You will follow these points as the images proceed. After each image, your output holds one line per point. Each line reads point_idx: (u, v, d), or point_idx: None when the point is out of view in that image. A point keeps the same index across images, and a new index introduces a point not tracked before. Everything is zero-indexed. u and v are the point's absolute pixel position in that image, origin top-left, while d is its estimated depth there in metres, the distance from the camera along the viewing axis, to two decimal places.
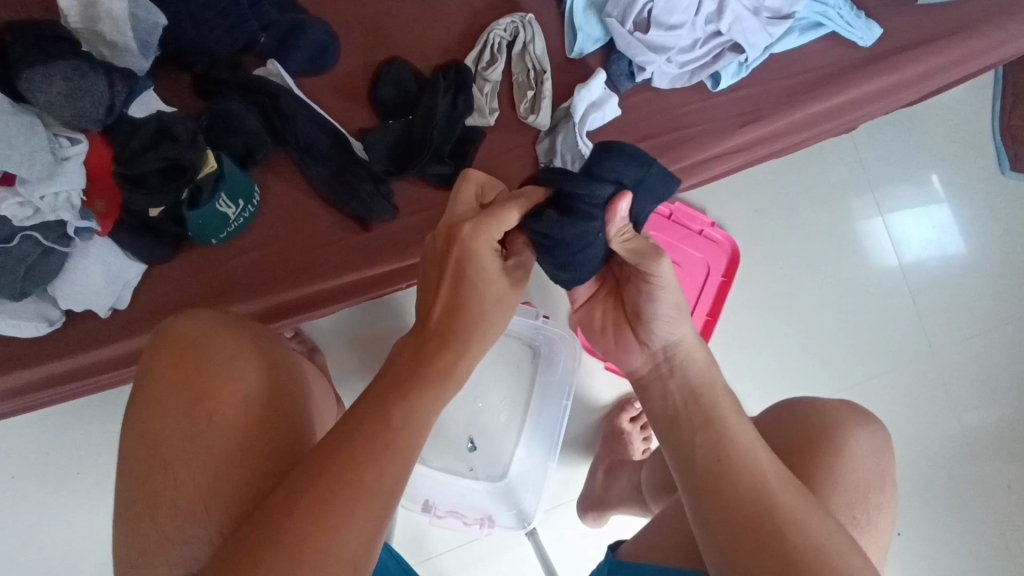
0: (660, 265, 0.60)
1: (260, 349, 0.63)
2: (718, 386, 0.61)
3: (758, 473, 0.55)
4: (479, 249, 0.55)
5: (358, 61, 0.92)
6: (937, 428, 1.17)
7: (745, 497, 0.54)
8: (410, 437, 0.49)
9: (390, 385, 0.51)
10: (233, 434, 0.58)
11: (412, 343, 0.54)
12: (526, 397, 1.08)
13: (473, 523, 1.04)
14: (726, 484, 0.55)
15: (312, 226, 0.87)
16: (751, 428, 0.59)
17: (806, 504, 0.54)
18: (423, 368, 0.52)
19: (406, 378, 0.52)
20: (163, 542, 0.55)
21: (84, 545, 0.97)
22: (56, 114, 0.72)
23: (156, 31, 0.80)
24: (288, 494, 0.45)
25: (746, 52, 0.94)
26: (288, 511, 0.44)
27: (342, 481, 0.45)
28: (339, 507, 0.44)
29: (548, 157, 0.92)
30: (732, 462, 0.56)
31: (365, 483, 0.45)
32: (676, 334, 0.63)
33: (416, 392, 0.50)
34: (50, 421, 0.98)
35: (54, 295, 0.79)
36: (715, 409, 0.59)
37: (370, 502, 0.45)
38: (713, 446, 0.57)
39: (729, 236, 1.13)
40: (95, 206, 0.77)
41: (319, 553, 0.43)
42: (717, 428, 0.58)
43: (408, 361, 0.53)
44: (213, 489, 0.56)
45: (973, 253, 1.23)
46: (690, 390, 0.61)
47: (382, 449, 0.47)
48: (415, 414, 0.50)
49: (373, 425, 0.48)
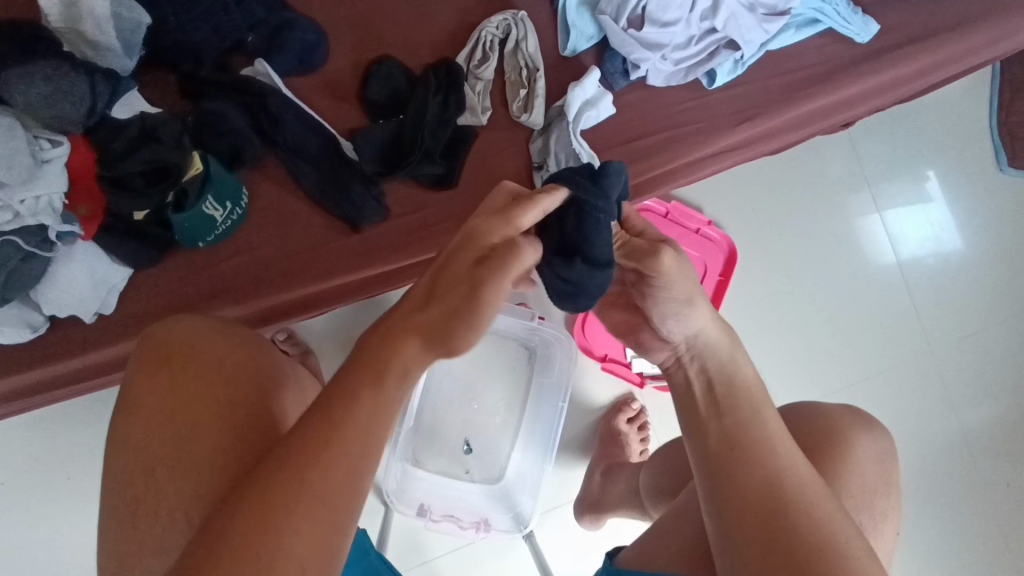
0: (661, 263, 0.56)
1: (243, 349, 0.62)
2: (740, 372, 0.60)
3: (775, 468, 0.55)
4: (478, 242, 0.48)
5: (348, 59, 0.91)
6: (937, 426, 1.16)
7: (757, 492, 0.54)
8: (371, 439, 0.47)
9: (346, 381, 0.47)
10: (206, 434, 0.57)
11: (378, 337, 0.48)
12: (523, 397, 1.07)
13: (468, 527, 1.02)
14: (737, 476, 0.55)
15: (301, 225, 0.86)
16: (771, 419, 0.58)
17: (826, 505, 0.53)
18: (382, 366, 0.47)
19: (358, 372, 0.47)
20: (144, 547, 0.54)
21: (73, 553, 0.96)
22: (33, 115, 0.70)
23: (139, 30, 0.79)
24: (237, 499, 0.44)
25: (742, 49, 0.93)
26: (242, 511, 0.44)
27: (284, 484, 0.44)
28: (292, 514, 0.43)
29: (542, 156, 0.91)
30: (747, 455, 0.56)
31: (318, 487, 0.44)
32: (697, 324, 0.59)
33: (361, 387, 0.47)
34: (38, 428, 0.96)
35: (38, 300, 0.77)
36: (738, 396, 0.58)
37: (326, 507, 0.44)
38: (729, 434, 0.57)
39: (726, 235, 1.11)
40: (78, 210, 0.75)
41: (265, 560, 0.42)
42: (737, 416, 0.57)
43: (359, 353, 0.48)
44: (188, 493, 0.55)
45: (972, 250, 1.22)
46: (710, 378, 0.60)
47: (325, 451, 0.45)
48: (365, 414, 0.46)
49: (328, 429, 0.46)
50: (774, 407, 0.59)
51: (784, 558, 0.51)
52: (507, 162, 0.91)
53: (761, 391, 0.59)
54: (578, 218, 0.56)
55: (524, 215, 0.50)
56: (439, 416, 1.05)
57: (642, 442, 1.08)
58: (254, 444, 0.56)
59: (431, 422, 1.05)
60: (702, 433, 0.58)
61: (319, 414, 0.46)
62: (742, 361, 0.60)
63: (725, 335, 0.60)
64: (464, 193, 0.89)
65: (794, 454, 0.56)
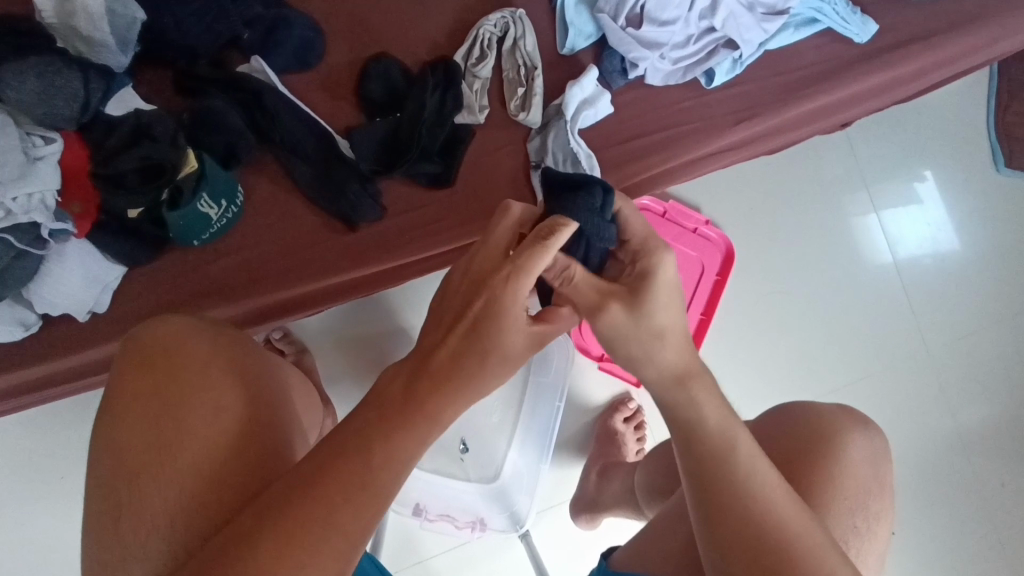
0: (601, 322, 0.55)
1: (238, 359, 0.62)
2: (703, 417, 0.54)
3: (749, 521, 0.52)
4: (516, 312, 0.51)
5: (345, 56, 0.90)
6: (931, 425, 1.16)
7: (734, 528, 0.52)
8: (389, 477, 0.46)
9: (383, 413, 0.48)
10: (208, 449, 0.56)
11: (407, 370, 0.50)
12: (519, 398, 1.06)
13: (463, 527, 1.03)
14: (717, 511, 0.53)
15: (297, 228, 0.86)
16: (745, 442, 0.54)
17: (803, 540, 0.51)
18: (414, 409, 0.48)
19: (392, 407, 0.48)
20: (124, 555, 0.53)
21: (67, 551, 0.96)
22: (27, 113, 0.70)
23: (134, 26, 0.78)
24: (258, 527, 0.44)
25: (740, 48, 0.92)
26: (256, 543, 0.43)
27: (314, 516, 0.44)
28: (308, 544, 0.43)
29: (540, 155, 0.90)
30: (720, 506, 0.53)
31: (337, 520, 0.45)
32: (642, 374, 0.56)
33: (395, 425, 0.48)
34: (31, 425, 0.96)
35: (30, 298, 0.77)
36: (701, 441, 0.54)
37: (347, 542, 0.45)
38: (697, 477, 0.54)
39: (723, 234, 1.11)
40: (71, 207, 0.74)
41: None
42: (706, 447, 0.54)
43: (389, 391, 0.49)
44: (180, 505, 0.54)
45: (968, 250, 1.22)
46: (671, 420, 0.56)
47: (351, 481, 0.45)
48: (396, 453, 0.47)
49: (351, 461, 0.46)
50: (745, 443, 0.54)
51: None
52: (504, 161, 0.90)
53: (731, 429, 0.54)
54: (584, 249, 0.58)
55: (555, 242, 0.51)
56: None
57: (639, 442, 1.08)
58: (259, 469, 0.56)
59: None
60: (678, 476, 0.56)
61: (355, 447, 0.46)
62: (704, 408, 0.54)
63: (672, 382, 0.55)
64: (461, 192, 0.88)
65: (769, 495, 0.53)
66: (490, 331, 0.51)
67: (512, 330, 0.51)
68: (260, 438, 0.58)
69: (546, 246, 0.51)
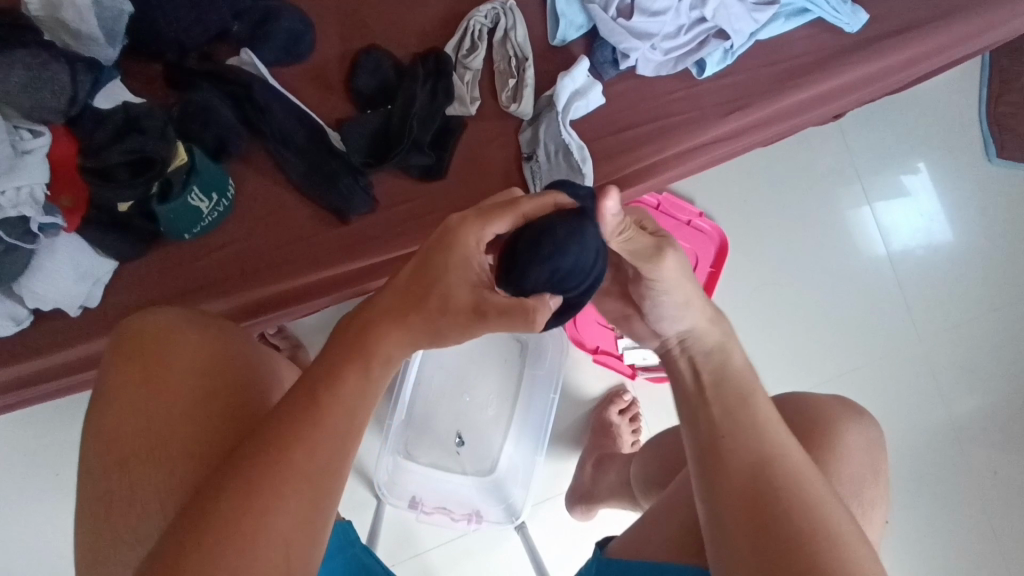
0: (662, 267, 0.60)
1: (220, 339, 0.61)
2: (730, 359, 0.62)
3: (765, 450, 0.56)
4: (463, 253, 0.53)
5: (335, 49, 0.90)
6: (925, 414, 1.16)
7: (743, 476, 0.56)
8: (345, 421, 0.48)
9: (333, 363, 0.49)
10: (190, 427, 0.56)
11: (357, 317, 0.51)
12: (515, 390, 1.07)
13: (461, 519, 1.02)
14: (727, 461, 0.57)
15: (284, 212, 0.86)
16: (765, 403, 0.59)
17: (813, 491, 0.54)
18: (360, 352, 0.49)
19: (345, 355, 0.49)
20: (118, 541, 0.54)
21: (62, 548, 0.95)
22: (13, 105, 0.69)
23: (121, 19, 0.79)
24: (221, 481, 0.45)
25: (731, 38, 0.92)
26: (217, 497, 0.44)
27: (270, 461, 0.45)
28: (267, 491, 0.44)
29: (532, 147, 0.90)
30: (736, 440, 0.57)
31: (295, 464, 0.45)
32: (687, 323, 0.63)
33: (347, 370, 0.49)
34: (27, 423, 0.96)
35: (20, 294, 0.76)
36: (727, 384, 0.61)
37: (310, 487, 0.45)
38: (713, 429, 0.59)
39: (717, 226, 1.12)
40: (60, 201, 0.74)
41: (253, 539, 0.43)
42: (726, 403, 0.59)
43: (338, 341, 0.50)
44: (165, 487, 0.55)
45: (961, 240, 1.23)
46: (700, 367, 0.62)
47: (310, 430, 0.46)
48: (347, 399, 0.48)
49: (305, 408, 0.47)
50: (765, 391, 0.60)
51: (767, 537, 0.53)
52: (497, 153, 0.90)
53: (751, 384, 0.60)
54: (567, 228, 0.57)
55: (520, 203, 0.55)
56: (429, 408, 1.05)
57: (634, 433, 1.08)
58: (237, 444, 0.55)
59: (422, 415, 1.05)
60: (695, 420, 0.60)
61: (305, 397, 0.47)
62: (733, 351, 0.63)
63: (711, 329, 0.63)
64: (453, 184, 0.88)
65: (781, 442, 0.57)
66: (435, 276, 0.52)
67: (456, 277, 0.52)
68: (239, 415, 0.57)
69: (516, 206, 0.55)
